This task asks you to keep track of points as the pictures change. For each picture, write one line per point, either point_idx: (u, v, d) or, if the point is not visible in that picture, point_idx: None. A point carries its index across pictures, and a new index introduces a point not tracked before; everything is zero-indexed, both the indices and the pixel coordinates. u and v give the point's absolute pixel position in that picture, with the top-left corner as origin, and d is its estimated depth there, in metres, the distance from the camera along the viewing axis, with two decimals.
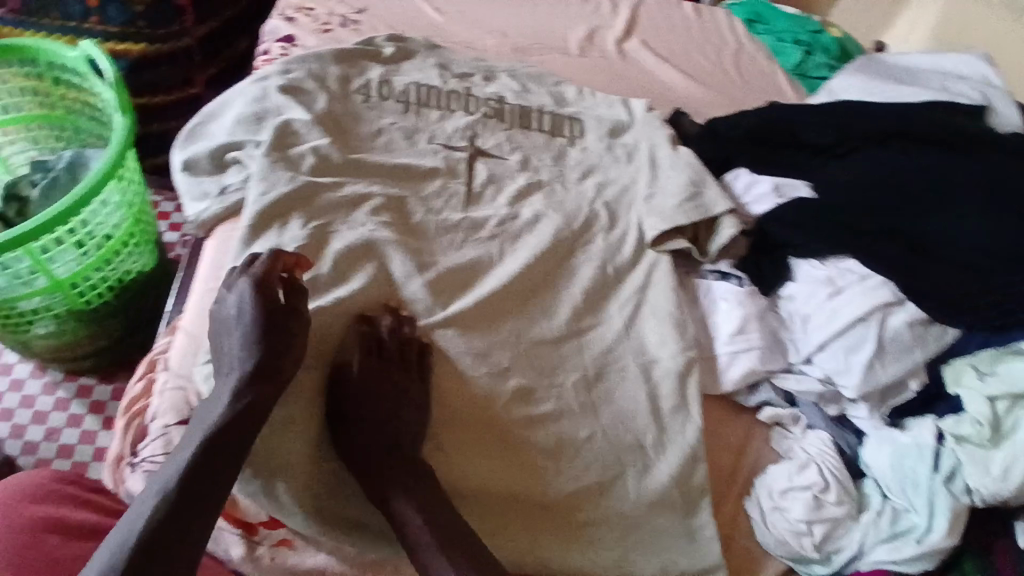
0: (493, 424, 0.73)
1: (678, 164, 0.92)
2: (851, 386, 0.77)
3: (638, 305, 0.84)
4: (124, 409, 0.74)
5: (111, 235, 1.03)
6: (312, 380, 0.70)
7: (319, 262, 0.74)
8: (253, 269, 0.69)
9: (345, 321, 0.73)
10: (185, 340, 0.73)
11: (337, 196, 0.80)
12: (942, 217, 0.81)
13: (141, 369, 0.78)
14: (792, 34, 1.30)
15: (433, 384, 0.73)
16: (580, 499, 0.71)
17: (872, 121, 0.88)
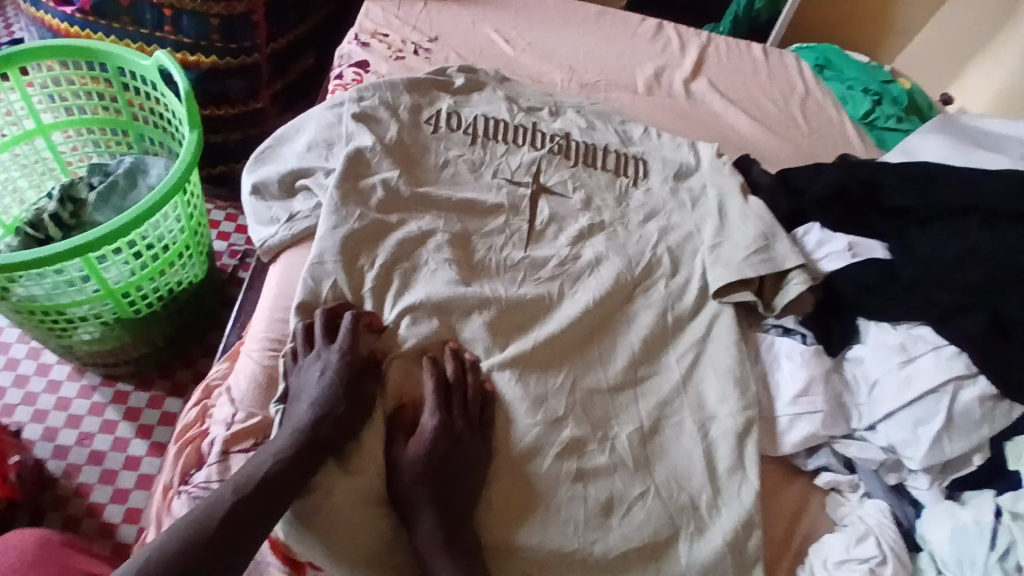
0: (539, 478, 0.70)
1: (748, 215, 0.89)
2: (916, 458, 0.73)
3: (697, 358, 0.82)
4: (178, 434, 0.76)
5: (168, 246, 1.06)
6: (375, 422, 0.70)
7: (387, 307, 0.76)
8: (339, 341, 0.70)
9: (407, 363, 0.74)
10: (250, 370, 0.73)
11: (404, 233, 0.80)
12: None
13: (196, 395, 0.80)
14: (862, 82, 1.27)
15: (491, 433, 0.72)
16: (626, 563, 0.69)
17: (958, 184, 0.84)
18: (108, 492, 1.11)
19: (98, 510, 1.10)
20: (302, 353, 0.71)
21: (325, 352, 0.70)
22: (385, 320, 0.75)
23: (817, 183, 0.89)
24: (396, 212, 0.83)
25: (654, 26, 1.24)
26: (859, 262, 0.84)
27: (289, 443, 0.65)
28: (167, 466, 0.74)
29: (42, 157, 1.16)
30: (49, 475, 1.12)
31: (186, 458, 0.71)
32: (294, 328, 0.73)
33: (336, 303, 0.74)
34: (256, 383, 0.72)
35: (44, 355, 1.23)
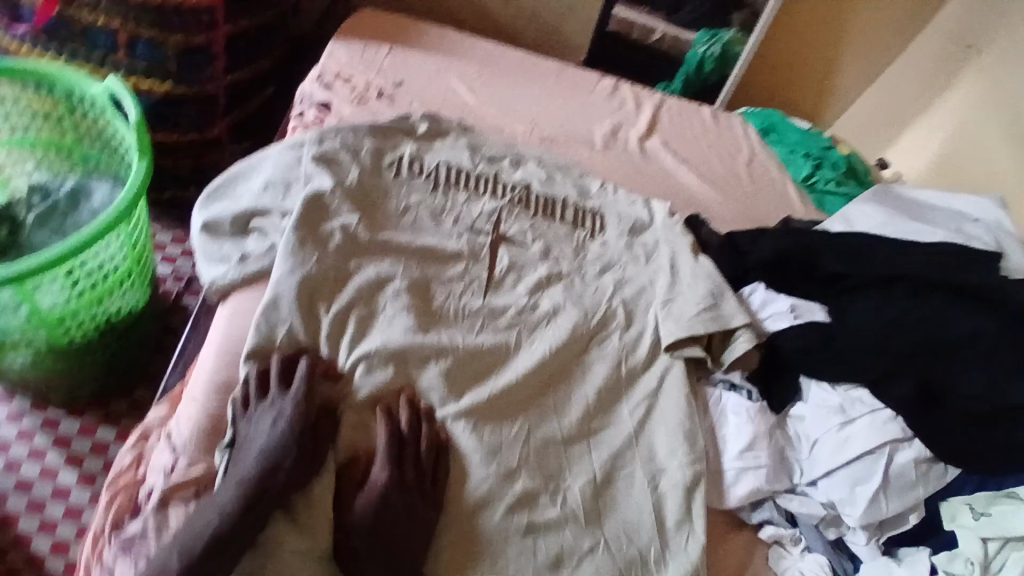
0: (488, 530, 0.70)
1: (698, 273, 0.93)
2: (855, 515, 0.76)
3: (649, 410, 0.84)
4: (112, 481, 0.72)
5: (108, 273, 1.02)
6: (328, 474, 0.69)
7: (340, 350, 0.75)
8: (291, 394, 0.69)
9: (360, 411, 0.73)
10: (191, 412, 0.70)
11: (362, 281, 0.80)
12: (951, 357, 0.80)
13: (132, 441, 0.76)
14: (803, 148, 1.36)
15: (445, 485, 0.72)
16: None
17: (890, 254, 0.89)
18: (35, 522, 1.04)
19: (26, 540, 1.03)
20: (252, 400, 0.69)
21: (276, 399, 0.68)
22: (340, 366, 0.74)
23: (761, 244, 0.93)
24: (355, 258, 0.82)
25: (611, 85, 1.29)
26: (800, 321, 0.88)
27: (236, 497, 0.62)
28: (98, 516, 0.70)
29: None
30: None
31: (119, 506, 0.68)
32: (246, 373, 0.72)
33: (292, 349, 0.73)
34: (196, 426, 0.69)
35: None
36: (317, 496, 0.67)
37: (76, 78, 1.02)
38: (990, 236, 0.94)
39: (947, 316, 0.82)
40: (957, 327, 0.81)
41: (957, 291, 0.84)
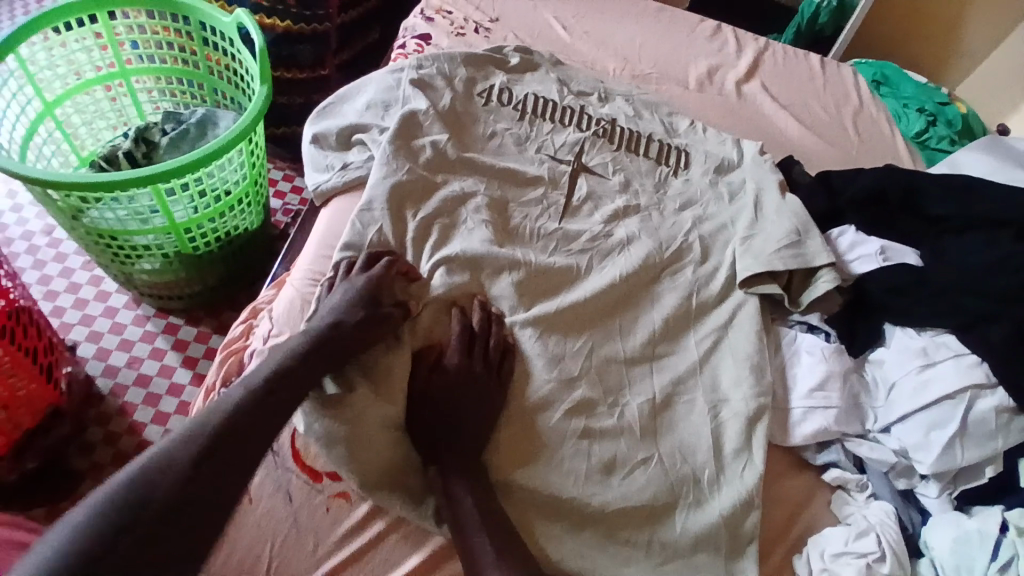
0: (548, 429, 0.73)
1: (783, 211, 0.90)
2: (925, 462, 0.73)
3: (716, 343, 0.83)
4: (224, 346, 0.81)
5: (228, 191, 1.13)
6: (402, 355, 0.73)
7: (422, 255, 0.80)
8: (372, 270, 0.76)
9: (438, 309, 0.78)
10: (294, 294, 0.78)
11: (446, 193, 0.85)
12: None
13: (243, 314, 0.85)
14: (918, 101, 1.26)
15: (512, 384, 0.76)
16: (624, 518, 0.71)
17: (1000, 200, 0.82)
18: (150, 413, 1.20)
19: (139, 428, 1.19)
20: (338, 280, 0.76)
21: (352, 278, 0.75)
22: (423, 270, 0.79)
23: (854, 184, 0.90)
24: (442, 173, 0.88)
25: (712, 27, 1.26)
26: (890, 265, 0.84)
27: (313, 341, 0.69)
28: (209, 373, 0.80)
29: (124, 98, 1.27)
30: (98, 391, 1.21)
31: (229, 366, 0.77)
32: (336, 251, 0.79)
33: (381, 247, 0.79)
34: (297, 306, 0.77)
35: (104, 284, 1.33)
36: (389, 368, 0.71)
37: (205, 8, 1.13)
38: None
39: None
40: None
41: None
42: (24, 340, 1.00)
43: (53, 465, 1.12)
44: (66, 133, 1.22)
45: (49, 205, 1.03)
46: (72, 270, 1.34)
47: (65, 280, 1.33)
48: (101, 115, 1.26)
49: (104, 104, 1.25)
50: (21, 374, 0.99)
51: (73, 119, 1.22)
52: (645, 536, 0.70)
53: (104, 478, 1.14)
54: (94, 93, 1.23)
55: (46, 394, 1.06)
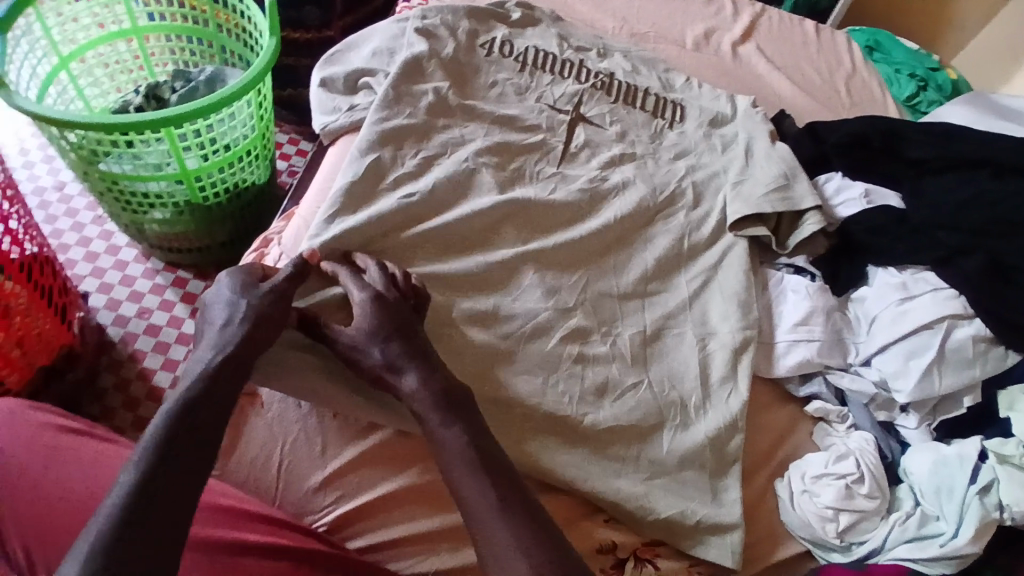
0: (541, 353, 0.77)
1: (773, 158, 0.93)
2: (905, 391, 0.77)
3: (706, 282, 0.87)
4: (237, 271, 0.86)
5: (238, 142, 1.16)
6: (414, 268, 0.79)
7: (422, 184, 0.83)
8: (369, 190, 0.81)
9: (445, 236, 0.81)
10: (298, 222, 0.82)
11: (447, 138, 0.88)
12: None
13: (255, 243, 0.88)
14: (909, 67, 1.29)
15: (508, 304, 0.79)
16: (613, 436, 0.74)
17: (980, 144, 0.87)
18: (159, 360, 1.23)
19: (149, 375, 1.22)
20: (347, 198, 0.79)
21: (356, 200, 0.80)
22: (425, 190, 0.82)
23: (840, 130, 0.93)
24: (440, 119, 0.90)
25: None
26: (874, 208, 0.87)
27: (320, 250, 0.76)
28: None
29: (135, 55, 1.30)
30: (109, 339, 1.24)
31: None
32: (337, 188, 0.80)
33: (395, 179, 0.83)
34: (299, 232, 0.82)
35: (114, 239, 1.36)
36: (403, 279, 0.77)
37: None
38: None
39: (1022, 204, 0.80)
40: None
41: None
42: (40, 279, 1.03)
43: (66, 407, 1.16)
44: (79, 88, 1.25)
45: (65, 152, 1.07)
46: (82, 225, 1.37)
47: (75, 235, 1.36)
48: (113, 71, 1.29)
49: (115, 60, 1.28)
50: (38, 312, 1.03)
51: (85, 74, 1.25)
52: (631, 452, 0.74)
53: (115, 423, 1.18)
54: (106, 50, 1.26)
55: (61, 335, 1.10)
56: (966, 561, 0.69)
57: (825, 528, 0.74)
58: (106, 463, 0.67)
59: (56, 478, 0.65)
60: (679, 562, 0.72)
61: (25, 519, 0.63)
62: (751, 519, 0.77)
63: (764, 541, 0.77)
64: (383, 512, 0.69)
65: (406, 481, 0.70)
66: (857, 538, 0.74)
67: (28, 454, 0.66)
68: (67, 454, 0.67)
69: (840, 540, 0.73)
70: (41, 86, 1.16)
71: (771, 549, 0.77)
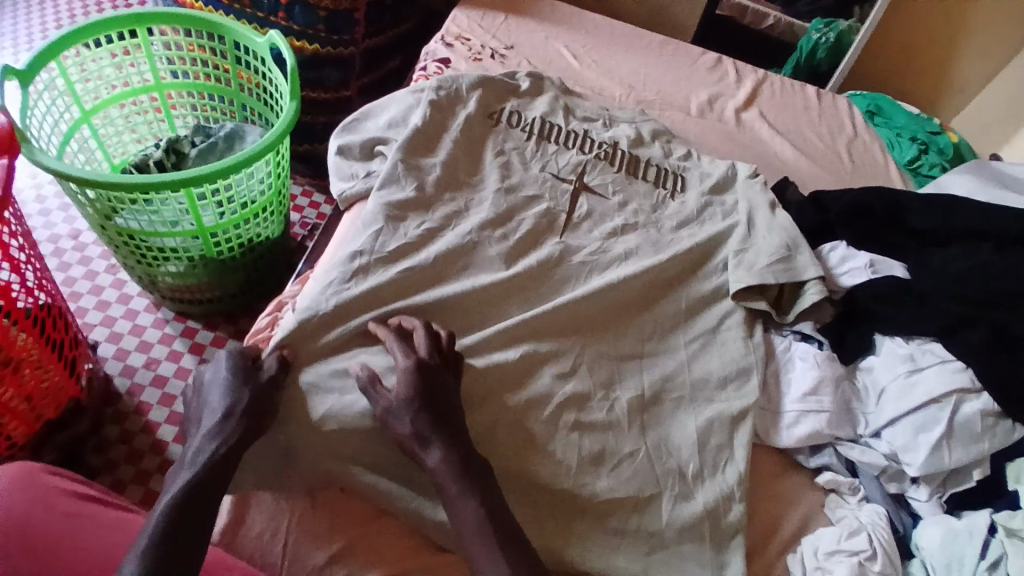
0: (530, 421, 0.76)
1: (775, 226, 0.95)
2: (915, 464, 0.76)
3: (708, 346, 0.88)
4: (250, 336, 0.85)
5: (253, 200, 1.20)
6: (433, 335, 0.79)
7: (425, 256, 0.84)
8: (383, 251, 0.82)
9: (463, 305, 0.82)
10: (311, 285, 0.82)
11: (446, 210, 0.89)
12: None
13: (269, 306, 0.88)
14: (909, 131, 1.32)
15: (518, 371, 0.78)
16: (612, 507, 0.73)
17: (979, 217, 0.89)
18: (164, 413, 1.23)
19: (152, 428, 1.22)
20: (366, 261, 0.81)
21: (375, 264, 0.81)
22: (440, 260, 0.84)
23: (843, 199, 0.96)
24: (450, 189, 0.92)
25: (713, 60, 1.33)
26: (879, 278, 0.88)
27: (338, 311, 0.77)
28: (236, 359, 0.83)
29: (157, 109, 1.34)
30: (116, 390, 1.25)
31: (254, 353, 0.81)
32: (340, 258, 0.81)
33: (408, 244, 0.84)
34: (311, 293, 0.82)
35: (125, 288, 1.38)
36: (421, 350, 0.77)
37: (242, 31, 1.20)
38: None
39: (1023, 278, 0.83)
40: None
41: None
42: (52, 332, 1.05)
43: (68, 459, 1.16)
44: (99, 140, 1.29)
45: (85, 207, 1.10)
46: (94, 273, 1.40)
47: (87, 282, 1.38)
48: (134, 123, 1.33)
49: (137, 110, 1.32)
50: (49, 365, 1.04)
51: (106, 126, 1.29)
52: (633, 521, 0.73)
53: (116, 475, 1.17)
54: (129, 104, 1.30)
55: (69, 387, 1.11)
56: None
57: None
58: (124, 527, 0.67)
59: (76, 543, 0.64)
60: None
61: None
62: None
63: None
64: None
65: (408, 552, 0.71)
66: None
67: (47, 516, 0.65)
68: (85, 518, 0.66)
69: None
70: (63, 135, 1.19)
71: None
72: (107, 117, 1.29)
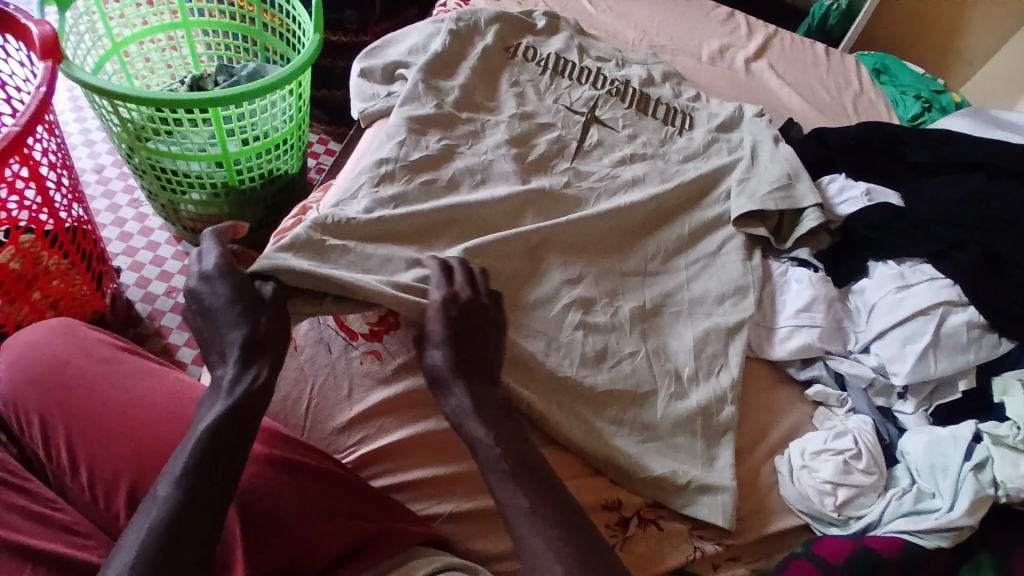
0: (537, 320, 0.82)
1: (777, 158, 0.98)
2: (902, 374, 0.80)
3: (706, 266, 0.92)
4: (275, 235, 0.90)
5: (276, 131, 1.24)
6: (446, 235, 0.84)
7: (442, 169, 0.89)
8: (408, 162, 0.87)
9: (481, 214, 0.86)
10: (335, 189, 0.86)
11: (467, 128, 0.94)
12: (1018, 235, 0.85)
13: (294, 211, 0.94)
14: (914, 89, 1.35)
15: (523, 276, 0.85)
16: (612, 398, 0.79)
17: (974, 149, 0.93)
18: (183, 337, 1.28)
19: (172, 350, 1.27)
20: (396, 171, 0.86)
21: (404, 173, 0.86)
22: (457, 174, 0.89)
23: (843, 134, 1.00)
24: (467, 110, 0.97)
25: (726, 13, 1.36)
26: (875, 204, 0.92)
27: (364, 209, 0.81)
28: None
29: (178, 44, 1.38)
30: (138, 314, 1.30)
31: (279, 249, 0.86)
32: (364, 167, 0.86)
33: (431, 155, 0.89)
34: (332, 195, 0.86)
35: (148, 221, 1.44)
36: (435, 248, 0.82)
37: None
38: None
39: (1011, 203, 0.87)
40: (1018, 211, 0.86)
41: None
42: (83, 243, 1.10)
43: None
44: (128, 74, 1.34)
45: (116, 129, 1.15)
46: (118, 206, 1.45)
47: (111, 215, 1.43)
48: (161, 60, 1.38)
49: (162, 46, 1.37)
50: (77, 275, 1.10)
51: (135, 62, 1.34)
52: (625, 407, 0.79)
53: None
54: (157, 41, 1.35)
55: (95, 301, 1.16)
56: (962, 534, 0.71)
57: (822, 502, 0.76)
58: (158, 374, 0.72)
59: (110, 384, 0.69)
60: (684, 523, 0.75)
61: (75, 421, 0.66)
62: (744, 494, 0.79)
63: (755, 517, 0.78)
64: (410, 454, 0.73)
65: (423, 424, 0.74)
66: (854, 512, 0.76)
67: (86, 362, 0.70)
68: (120, 366, 0.71)
69: (836, 512, 0.76)
70: (93, 66, 1.24)
71: (761, 524, 0.78)
72: (136, 53, 1.34)
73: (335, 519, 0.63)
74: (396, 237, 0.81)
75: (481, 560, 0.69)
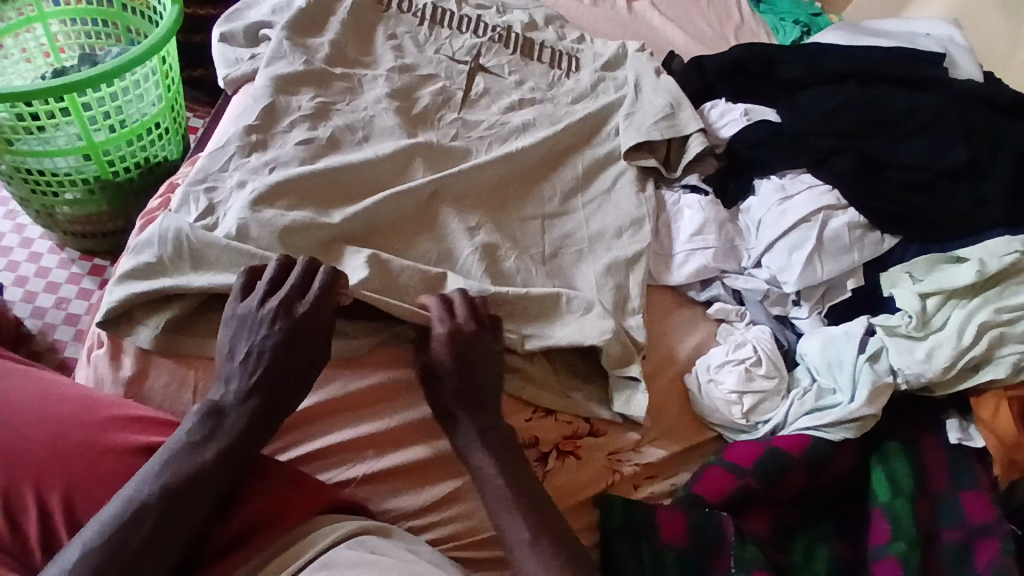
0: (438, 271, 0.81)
1: (660, 89, 0.99)
2: (792, 282, 0.84)
3: (601, 203, 0.92)
4: (143, 216, 0.86)
5: (144, 114, 1.14)
6: (347, 185, 0.82)
7: (320, 129, 0.85)
8: (285, 129, 0.84)
9: (375, 167, 0.83)
10: (203, 162, 0.80)
11: (344, 85, 0.90)
12: (887, 136, 0.90)
13: (162, 190, 0.90)
14: (792, 16, 1.37)
15: (425, 222, 0.83)
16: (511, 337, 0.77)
17: (841, 61, 0.97)
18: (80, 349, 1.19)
19: (70, 364, 1.18)
20: (272, 142, 0.82)
21: (284, 140, 0.83)
22: (332, 130, 0.85)
23: (719, 59, 1.02)
24: (342, 66, 0.93)
25: None
26: (754, 123, 0.96)
27: (245, 177, 0.78)
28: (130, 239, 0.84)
29: (40, 44, 1.21)
30: (26, 332, 1.19)
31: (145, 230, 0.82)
32: (231, 135, 0.82)
33: (309, 114, 0.85)
34: (202, 165, 0.80)
35: (26, 232, 1.31)
36: (330, 198, 0.80)
37: None
38: (940, 46, 1.04)
39: (876, 105, 0.92)
40: (886, 113, 0.91)
41: (892, 86, 0.95)
42: None
43: None
44: None
45: None
46: None
47: None
48: (20, 60, 1.20)
49: (26, 54, 1.20)
50: None
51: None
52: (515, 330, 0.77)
53: None
54: (11, 39, 1.17)
55: None
56: (865, 423, 0.75)
57: (731, 412, 0.79)
58: (22, 374, 0.64)
59: None
60: (603, 449, 0.77)
61: None
62: (659, 414, 0.81)
63: (680, 427, 0.81)
64: (321, 422, 0.71)
65: (340, 387, 0.72)
66: (762, 418, 0.80)
67: None
68: None
69: (745, 420, 0.79)
70: None
71: (682, 438, 0.80)
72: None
73: (261, 496, 0.62)
74: (297, 196, 0.78)
75: (405, 517, 0.69)
